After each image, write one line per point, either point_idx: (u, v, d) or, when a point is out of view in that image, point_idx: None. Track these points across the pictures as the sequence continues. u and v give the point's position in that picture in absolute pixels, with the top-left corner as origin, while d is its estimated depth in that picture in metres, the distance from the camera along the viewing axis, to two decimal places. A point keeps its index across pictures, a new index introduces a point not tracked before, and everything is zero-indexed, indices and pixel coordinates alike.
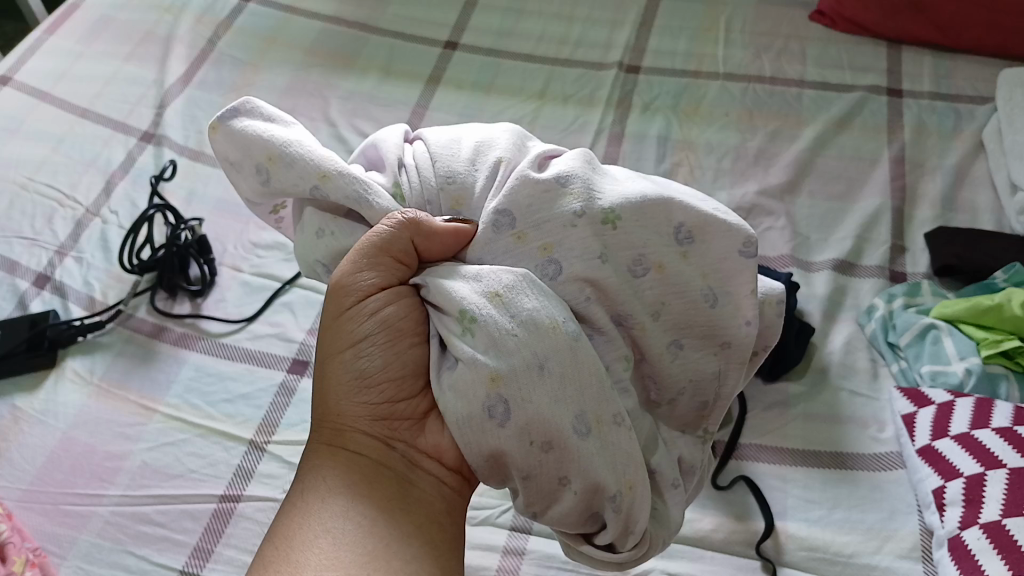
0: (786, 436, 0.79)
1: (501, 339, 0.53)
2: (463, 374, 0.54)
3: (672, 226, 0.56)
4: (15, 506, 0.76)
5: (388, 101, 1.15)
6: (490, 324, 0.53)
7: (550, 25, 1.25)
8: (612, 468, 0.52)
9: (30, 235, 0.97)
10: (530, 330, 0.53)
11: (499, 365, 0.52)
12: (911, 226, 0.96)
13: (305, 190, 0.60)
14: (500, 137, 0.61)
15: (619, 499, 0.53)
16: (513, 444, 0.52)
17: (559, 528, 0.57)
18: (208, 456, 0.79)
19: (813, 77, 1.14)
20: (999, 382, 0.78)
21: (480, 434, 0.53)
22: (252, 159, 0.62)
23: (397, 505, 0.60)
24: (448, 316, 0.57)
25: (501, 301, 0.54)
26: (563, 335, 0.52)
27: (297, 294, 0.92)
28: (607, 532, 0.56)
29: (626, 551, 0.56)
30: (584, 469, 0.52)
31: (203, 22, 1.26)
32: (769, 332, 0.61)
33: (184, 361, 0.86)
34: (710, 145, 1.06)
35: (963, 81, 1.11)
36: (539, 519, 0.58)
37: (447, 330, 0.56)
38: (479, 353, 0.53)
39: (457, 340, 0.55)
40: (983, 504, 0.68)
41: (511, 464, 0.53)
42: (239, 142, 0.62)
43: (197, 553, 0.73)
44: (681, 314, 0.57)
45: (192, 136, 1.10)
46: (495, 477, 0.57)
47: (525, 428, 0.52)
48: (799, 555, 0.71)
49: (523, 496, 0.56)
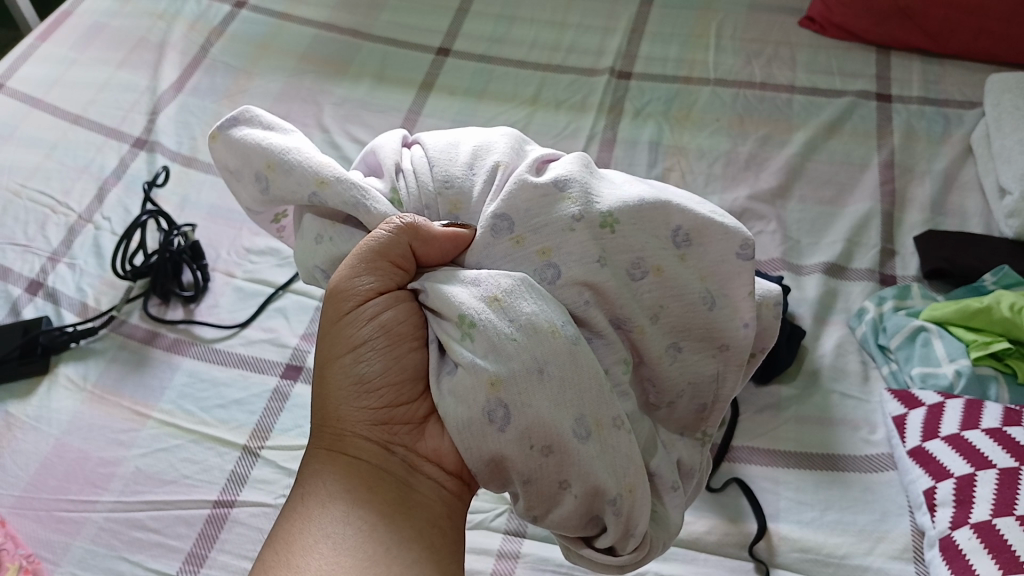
0: (778, 438, 0.80)
1: (499, 343, 0.53)
2: (463, 379, 0.54)
3: (669, 229, 0.57)
4: (9, 513, 0.76)
5: (382, 107, 1.15)
6: (490, 329, 0.53)
7: (543, 31, 1.25)
8: (612, 471, 0.53)
9: (23, 242, 0.97)
10: (529, 334, 0.53)
11: (498, 369, 0.52)
12: (901, 229, 0.97)
13: (304, 197, 0.60)
14: (498, 140, 0.62)
15: (620, 502, 0.53)
16: (513, 448, 0.53)
17: (559, 532, 0.58)
18: (202, 461, 0.79)
19: (803, 82, 1.15)
20: (988, 383, 0.78)
21: (480, 438, 0.53)
22: (251, 167, 0.62)
23: (397, 510, 0.60)
24: (447, 321, 0.57)
25: (500, 305, 0.54)
26: (563, 340, 0.53)
27: (291, 300, 0.92)
28: (607, 536, 0.56)
29: (626, 553, 0.57)
30: (584, 472, 0.53)
31: (196, 29, 1.26)
32: (766, 335, 0.61)
33: (177, 367, 0.86)
34: (701, 150, 1.07)
35: (951, 86, 1.12)
36: (539, 523, 0.58)
37: (447, 335, 0.57)
38: (479, 358, 0.53)
39: (456, 345, 0.55)
40: (974, 505, 0.68)
41: (512, 468, 0.54)
42: (240, 150, 0.63)
43: (191, 558, 0.73)
44: (679, 317, 0.57)
45: (185, 142, 1.10)
46: (496, 481, 0.57)
47: (525, 432, 0.52)
48: (791, 556, 0.71)
49: (524, 500, 0.56)
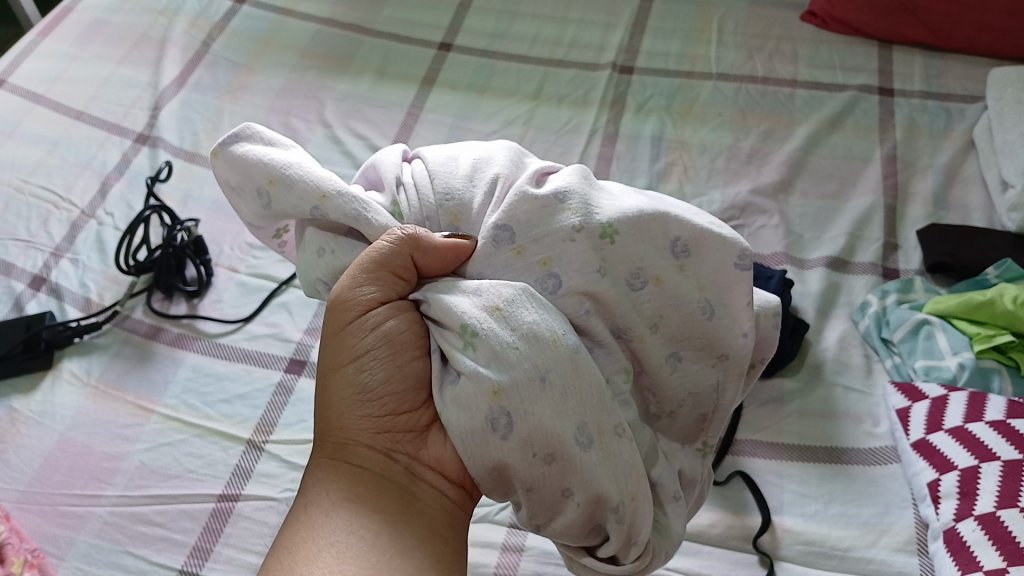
0: (782, 432, 0.80)
1: (502, 353, 0.53)
2: (465, 389, 0.54)
3: (668, 239, 0.57)
4: (13, 507, 0.76)
5: (383, 103, 1.15)
6: (492, 338, 0.53)
7: (544, 26, 1.25)
8: (615, 479, 0.53)
9: (25, 238, 0.97)
10: (531, 342, 0.53)
11: (501, 378, 0.52)
12: (904, 223, 0.97)
13: (306, 211, 0.60)
14: (497, 153, 0.62)
15: (622, 510, 0.53)
16: (516, 456, 0.53)
17: (562, 541, 0.58)
18: (206, 456, 0.79)
19: (805, 77, 1.15)
20: (992, 376, 0.78)
21: (483, 447, 0.53)
22: (252, 183, 0.62)
23: (399, 518, 0.60)
24: (448, 331, 0.57)
25: (501, 314, 0.54)
26: (563, 351, 0.53)
27: (294, 295, 0.92)
28: (609, 544, 0.56)
29: (629, 562, 0.57)
30: (587, 480, 0.53)
31: (197, 25, 1.26)
32: (765, 344, 0.62)
33: (181, 361, 0.87)
34: (703, 145, 1.07)
35: (953, 80, 1.13)
36: (541, 532, 0.58)
37: (448, 345, 0.57)
38: (481, 367, 0.53)
39: (459, 355, 0.55)
40: (978, 496, 0.69)
41: (515, 476, 0.54)
42: (239, 166, 0.62)
43: (196, 552, 0.73)
44: (679, 327, 0.57)
45: (187, 138, 1.10)
46: (498, 490, 0.57)
47: (528, 440, 0.52)
48: (795, 549, 0.71)
49: (527, 508, 0.56)
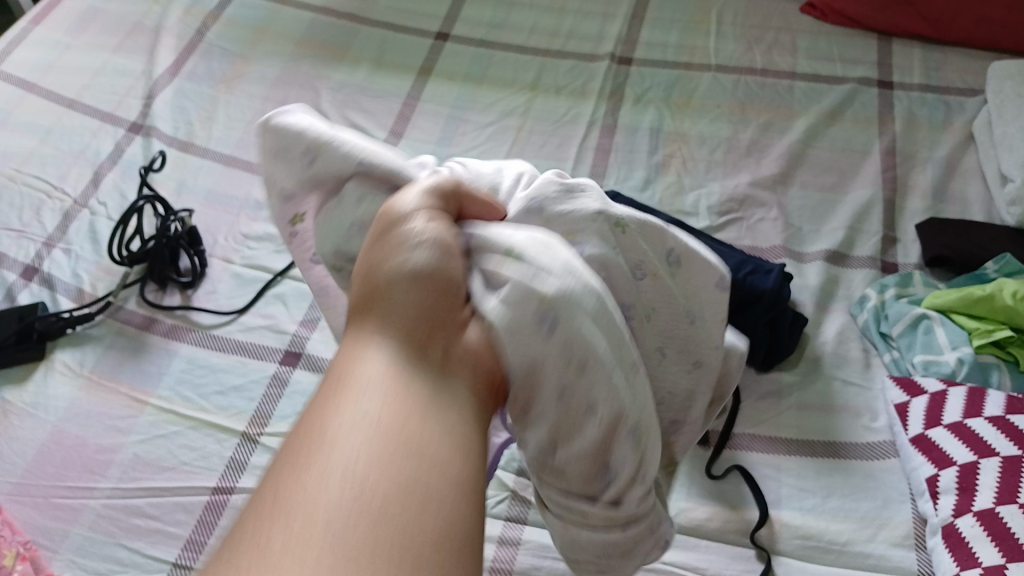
0: (780, 425, 0.79)
1: (555, 258, 0.45)
2: (513, 293, 0.44)
3: (665, 246, 0.55)
4: (5, 499, 0.75)
5: (380, 93, 1.14)
6: (546, 245, 0.46)
7: (542, 17, 1.25)
8: (636, 399, 0.46)
9: (18, 227, 0.96)
10: (575, 271, 0.45)
11: (559, 280, 0.44)
12: (902, 217, 0.97)
13: (353, 169, 0.52)
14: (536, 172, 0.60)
15: (637, 437, 0.46)
16: (554, 356, 0.44)
17: (577, 469, 0.47)
18: (201, 448, 0.78)
19: (804, 69, 1.14)
20: (991, 371, 0.78)
21: (524, 336, 0.44)
22: (300, 143, 0.53)
23: (459, 390, 0.43)
24: (493, 249, 0.48)
25: (551, 244, 0.46)
26: (585, 284, 0.45)
27: (290, 286, 0.92)
28: (615, 480, 0.48)
29: (632, 506, 0.49)
30: (613, 392, 0.44)
31: (192, 13, 1.25)
32: (725, 381, 0.62)
33: (175, 353, 0.86)
34: (702, 137, 1.06)
35: (952, 73, 1.12)
36: (557, 452, 0.47)
37: (495, 252, 0.47)
38: (532, 271, 0.44)
39: (506, 261, 0.46)
40: (977, 492, 0.68)
41: (544, 375, 0.44)
42: (282, 133, 0.53)
43: (190, 545, 0.72)
44: (662, 326, 0.55)
45: (181, 127, 1.09)
46: (526, 392, 0.45)
47: (569, 341, 0.43)
48: (793, 543, 0.71)
49: (545, 424, 0.46)
